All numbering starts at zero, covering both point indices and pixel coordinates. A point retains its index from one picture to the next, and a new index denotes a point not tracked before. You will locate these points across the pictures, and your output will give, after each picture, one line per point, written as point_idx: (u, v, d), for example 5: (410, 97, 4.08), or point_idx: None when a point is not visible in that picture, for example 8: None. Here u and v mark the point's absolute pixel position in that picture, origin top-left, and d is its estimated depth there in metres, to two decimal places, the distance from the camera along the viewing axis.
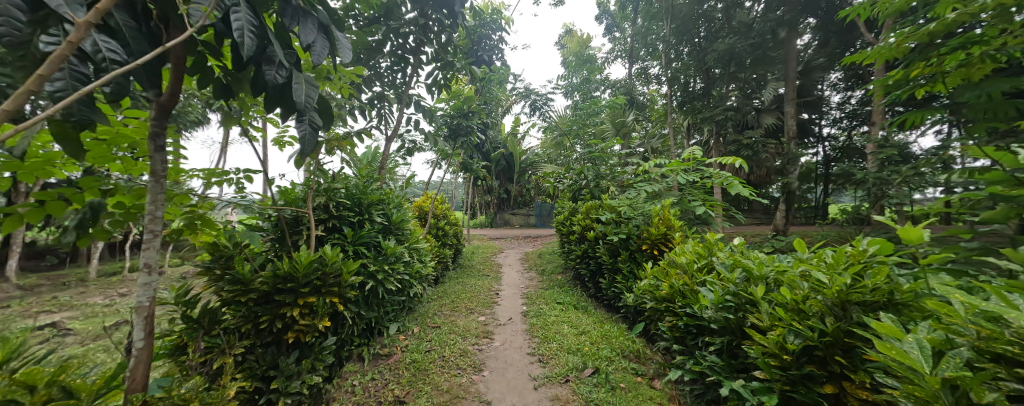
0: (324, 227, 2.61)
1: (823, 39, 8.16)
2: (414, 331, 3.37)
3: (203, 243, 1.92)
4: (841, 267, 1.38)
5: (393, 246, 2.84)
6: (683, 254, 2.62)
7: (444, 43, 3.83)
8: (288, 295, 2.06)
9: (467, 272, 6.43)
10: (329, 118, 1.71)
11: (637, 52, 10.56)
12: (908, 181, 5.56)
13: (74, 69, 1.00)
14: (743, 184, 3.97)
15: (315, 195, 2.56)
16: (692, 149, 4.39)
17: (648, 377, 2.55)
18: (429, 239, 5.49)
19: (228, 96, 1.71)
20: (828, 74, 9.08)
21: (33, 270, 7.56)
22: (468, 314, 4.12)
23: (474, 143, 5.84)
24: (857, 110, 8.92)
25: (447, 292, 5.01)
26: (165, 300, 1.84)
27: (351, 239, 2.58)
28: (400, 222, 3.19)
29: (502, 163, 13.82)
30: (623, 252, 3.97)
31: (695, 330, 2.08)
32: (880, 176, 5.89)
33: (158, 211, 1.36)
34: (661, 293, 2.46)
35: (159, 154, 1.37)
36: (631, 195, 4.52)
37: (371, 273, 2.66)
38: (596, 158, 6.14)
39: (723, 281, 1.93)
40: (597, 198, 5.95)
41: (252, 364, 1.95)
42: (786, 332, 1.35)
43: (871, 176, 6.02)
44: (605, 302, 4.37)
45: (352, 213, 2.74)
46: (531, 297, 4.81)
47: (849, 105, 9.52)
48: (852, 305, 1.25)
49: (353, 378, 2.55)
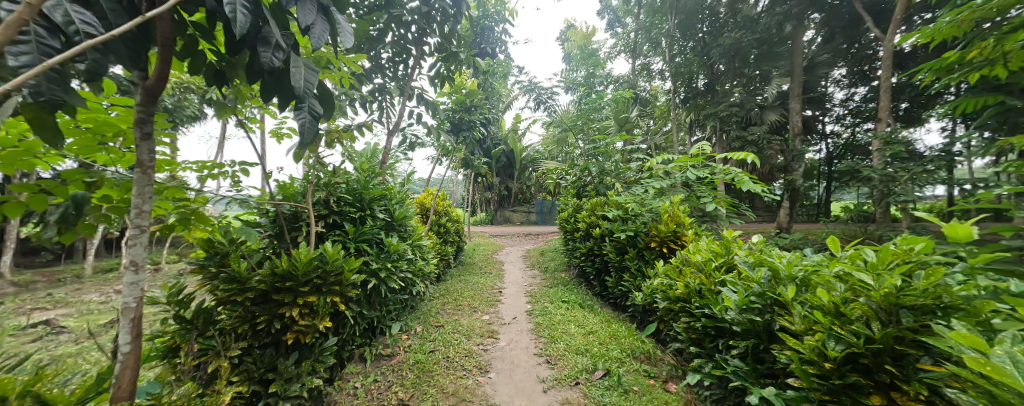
0: (324, 223, 2.50)
1: (828, 34, 8.05)
2: (417, 331, 3.28)
3: (198, 239, 1.83)
4: (885, 267, 1.28)
5: (396, 243, 2.71)
6: (699, 253, 2.52)
7: (448, 33, 3.68)
8: (287, 293, 1.94)
9: (469, 269, 6.34)
10: (329, 107, 1.59)
11: (640, 47, 10.46)
12: (916, 177, 5.52)
13: (42, 43, 0.89)
14: (754, 180, 3.88)
15: (315, 189, 2.45)
16: (701, 144, 4.30)
17: (662, 380, 2.46)
18: (430, 237, 5.38)
19: (222, 83, 1.60)
20: (833, 70, 8.95)
21: (27, 266, 7.47)
22: (471, 312, 4.04)
23: (476, 138, 5.75)
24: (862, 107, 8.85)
25: (448, 290, 4.93)
26: (156, 299, 1.73)
27: (353, 235, 2.47)
28: (403, 218, 3.09)
29: (502, 159, 13.70)
30: (631, 250, 3.89)
31: (715, 332, 1.99)
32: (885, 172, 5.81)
33: (145, 206, 1.23)
34: (677, 292, 2.36)
35: (146, 143, 1.24)
36: (638, 192, 4.42)
37: (374, 271, 2.53)
38: (600, 154, 6.03)
39: (747, 282, 1.84)
40: (601, 195, 5.87)
41: (249, 367, 1.83)
42: (825, 337, 1.26)
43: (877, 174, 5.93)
44: (611, 301, 4.29)
45: (354, 208, 2.63)
46: (535, 295, 4.73)
47: (853, 102, 9.44)
48: (902, 310, 1.16)
49: (355, 380, 2.45)
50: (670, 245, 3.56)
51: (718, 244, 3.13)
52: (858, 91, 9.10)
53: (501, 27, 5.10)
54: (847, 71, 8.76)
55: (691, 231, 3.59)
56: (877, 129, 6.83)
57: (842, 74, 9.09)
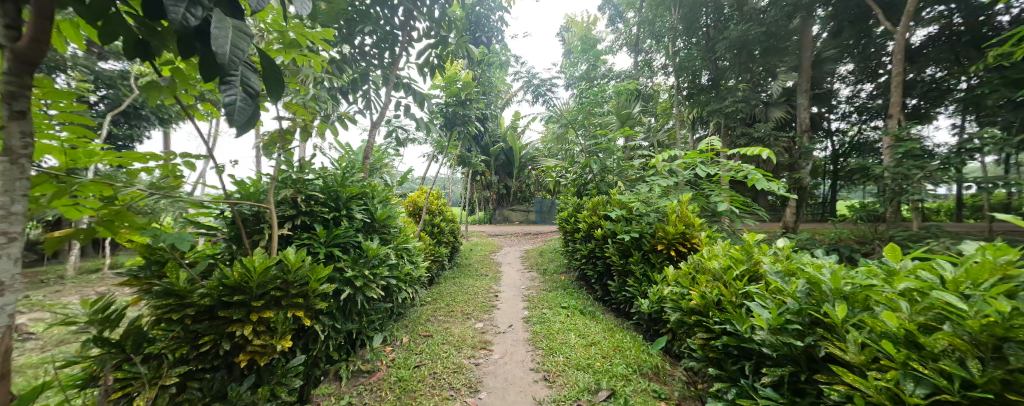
0: (292, 225, 2.21)
1: (836, 29, 7.66)
2: (403, 342, 3.02)
3: (136, 244, 1.54)
4: (978, 286, 1.02)
5: (376, 247, 2.41)
6: (715, 258, 2.25)
7: (438, 18, 3.38)
8: (237, 309, 1.65)
9: (465, 271, 6.08)
10: (276, 86, 1.30)
11: (643, 42, 10.16)
12: (930, 176, 5.10)
13: None
14: (768, 177, 3.60)
15: (281, 187, 2.17)
16: (711, 138, 4.04)
17: (673, 402, 2.19)
18: (422, 238, 5.10)
19: (148, 57, 1.30)
20: (839, 67, 8.61)
21: (10, 266, 7.22)
22: (464, 320, 3.77)
23: (472, 133, 5.47)
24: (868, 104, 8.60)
25: (441, 294, 4.67)
26: (76, 317, 1.45)
27: (325, 237, 2.19)
28: (386, 219, 2.80)
29: (501, 157, 13.40)
30: (636, 253, 3.62)
31: (739, 352, 1.71)
32: (898, 170, 5.34)
33: (15, 207, 0.94)
34: (692, 303, 2.09)
35: (17, 125, 0.95)
36: (643, 190, 4.13)
37: (349, 280, 2.24)
38: (602, 150, 5.77)
39: (780, 296, 1.56)
40: (603, 193, 5.59)
41: (192, 396, 1.56)
42: (901, 376, 1.00)
43: (888, 171, 5.47)
44: (614, 306, 4.02)
45: (327, 208, 2.34)
46: (533, 300, 4.46)
47: (859, 99, 9.15)
48: (1011, 345, 0.90)
49: (327, 403, 2.18)
50: (677, 247, 3.28)
51: (730, 248, 2.85)
52: (865, 88, 8.82)
53: (498, 15, 4.80)
54: (854, 67, 8.34)
55: (700, 232, 3.31)
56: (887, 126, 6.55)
57: (848, 70, 8.74)
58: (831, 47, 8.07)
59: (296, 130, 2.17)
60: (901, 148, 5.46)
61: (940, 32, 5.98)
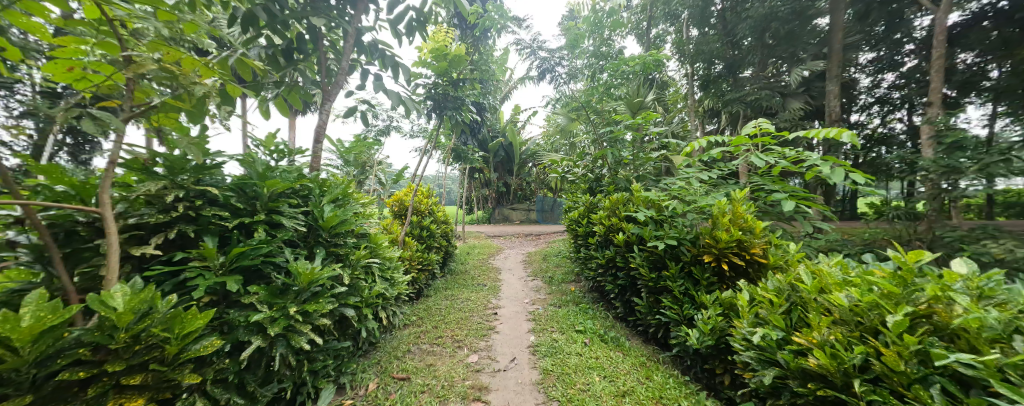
0: (169, 241, 1.41)
1: (862, 10, 6.36)
2: (369, 391, 2.25)
3: None
4: None
5: (312, 270, 1.60)
6: (831, 287, 1.48)
7: None
8: None
9: (460, 280, 5.30)
10: None
11: (655, 23, 9.19)
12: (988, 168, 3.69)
13: None
14: (848, 167, 2.72)
15: (149, 179, 1.37)
16: (760, 121, 3.18)
17: None
18: (407, 244, 4.34)
19: None
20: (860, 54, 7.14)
21: None
22: (455, 350, 2.99)
23: (467, 121, 4.65)
24: (889, 96, 7.58)
25: (429, 311, 3.89)
26: None
27: (223, 258, 1.40)
28: (339, 225, 2.00)
29: (501, 153, 12.63)
30: (673, 266, 2.83)
31: None
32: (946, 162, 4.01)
33: None
34: (807, 361, 1.33)
35: None
36: (673, 185, 3.34)
37: (263, 324, 1.45)
38: (617, 140, 4.94)
39: None
40: (620, 190, 4.79)
41: None
42: None
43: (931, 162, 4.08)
44: (639, 329, 3.26)
45: (234, 212, 1.53)
46: (540, 318, 3.69)
47: (881, 90, 7.94)
48: None
49: None
50: (732, 259, 2.50)
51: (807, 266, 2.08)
52: (885, 77, 7.62)
53: None
54: (875, 56, 7.20)
55: (762, 239, 2.52)
56: (930, 115, 4.81)
57: (868, 59, 7.51)
58: (853, 32, 6.78)
59: (182, 92, 1.42)
60: (949, 138, 4.14)
61: (982, 10, 4.69)
